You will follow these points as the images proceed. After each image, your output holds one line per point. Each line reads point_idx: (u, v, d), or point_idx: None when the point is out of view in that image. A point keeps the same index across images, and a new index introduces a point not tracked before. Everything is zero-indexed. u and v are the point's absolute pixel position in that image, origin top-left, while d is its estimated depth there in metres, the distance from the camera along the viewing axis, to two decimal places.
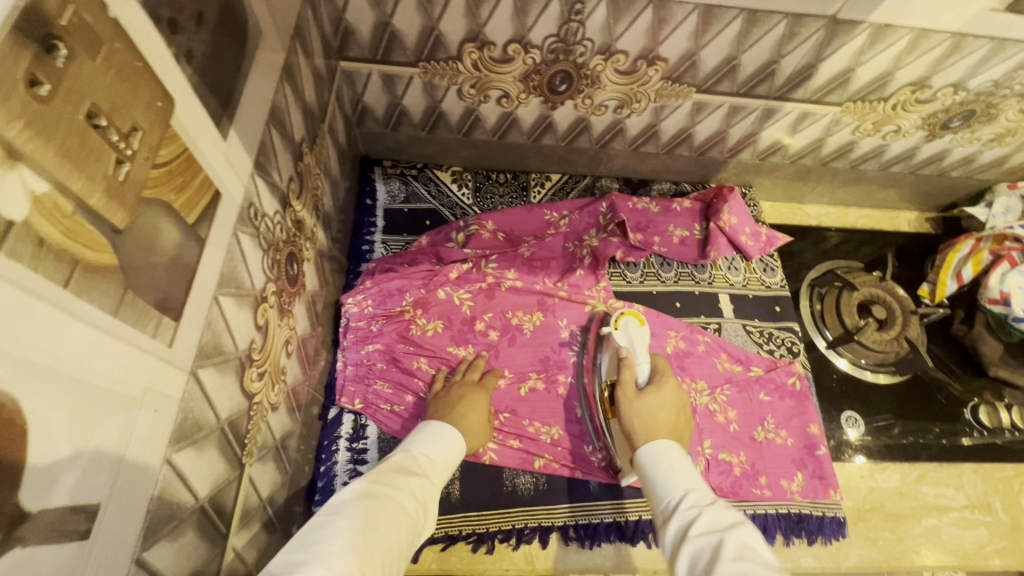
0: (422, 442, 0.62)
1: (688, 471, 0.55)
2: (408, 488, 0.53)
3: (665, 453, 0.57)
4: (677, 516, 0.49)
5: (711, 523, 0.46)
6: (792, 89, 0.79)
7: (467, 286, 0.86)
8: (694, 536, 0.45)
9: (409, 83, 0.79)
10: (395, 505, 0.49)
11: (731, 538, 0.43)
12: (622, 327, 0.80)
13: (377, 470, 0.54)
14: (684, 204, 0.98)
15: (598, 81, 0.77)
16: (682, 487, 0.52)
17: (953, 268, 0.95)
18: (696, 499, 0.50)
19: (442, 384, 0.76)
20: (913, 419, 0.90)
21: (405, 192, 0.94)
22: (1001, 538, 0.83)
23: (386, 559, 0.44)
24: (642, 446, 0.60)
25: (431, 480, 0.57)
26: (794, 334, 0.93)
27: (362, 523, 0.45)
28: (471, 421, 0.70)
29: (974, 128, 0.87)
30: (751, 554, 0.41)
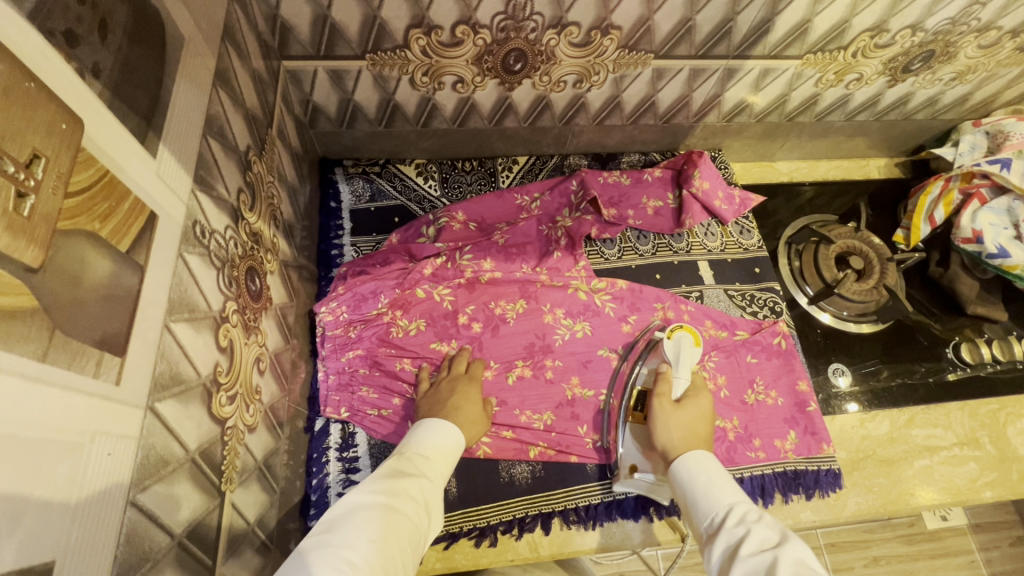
0: (416, 444, 0.62)
1: (728, 489, 0.58)
2: (407, 494, 0.53)
3: (703, 466, 0.62)
4: (726, 535, 0.52)
5: (761, 541, 0.49)
6: (751, 47, 0.77)
7: (445, 282, 0.85)
8: (745, 555, 0.48)
9: (358, 78, 0.75)
10: (394, 516, 0.50)
11: (785, 554, 0.46)
12: (675, 340, 0.79)
13: (373, 477, 0.54)
14: (655, 174, 0.98)
15: (553, 57, 0.75)
16: (726, 505, 0.56)
17: (925, 212, 0.95)
18: (743, 516, 0.54)
19: (428, 383, 0.76)
20: (900, 362, 0.92)
21: (370, 190, 0.92)
22: (990, 471, 0.83)
23: (389, 568, 0.45)
24: (677, 458, 0.65)
25: (430, 480, 0.58)
26: (776, 294, 0.92)
27: (361, 538, 0.46)
28: (469, 411, 0.71)
29: (934, 69, 0.86)
30: (807, 570, 0.44)
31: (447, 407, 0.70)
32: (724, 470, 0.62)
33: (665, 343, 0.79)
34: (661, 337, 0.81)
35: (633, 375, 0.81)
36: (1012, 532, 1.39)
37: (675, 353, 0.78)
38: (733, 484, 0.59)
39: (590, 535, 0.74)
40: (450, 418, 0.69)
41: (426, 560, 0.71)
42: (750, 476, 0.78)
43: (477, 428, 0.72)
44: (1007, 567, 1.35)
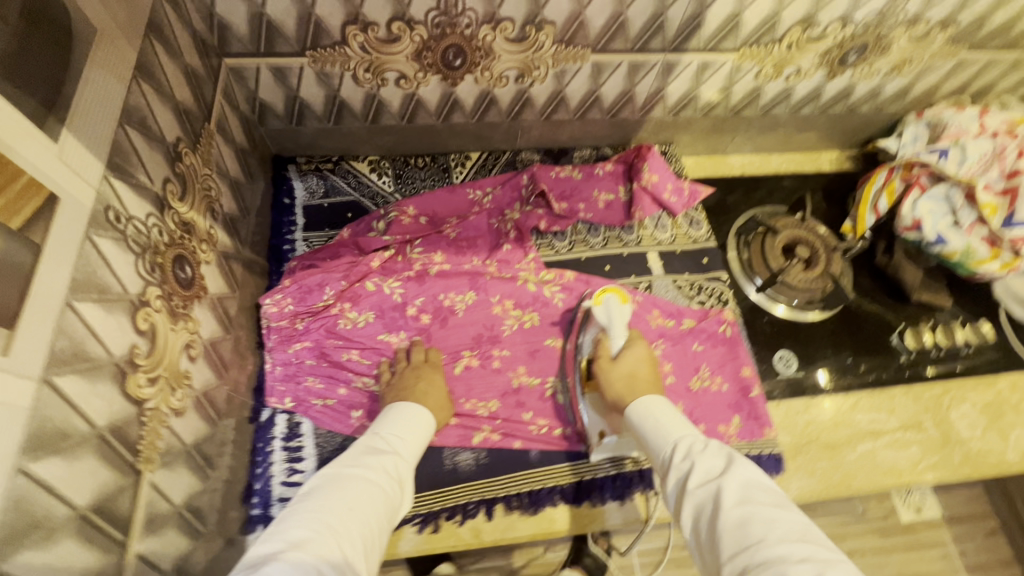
0: (388, 424, 0.65)
1: (672, 422, 0.61)
2: (381, 468, 0.57)
3: (648, 407, 0.64)
4: (674, 468, 0.55)
5: (707, 471, 0.52)
6: (685, 40, 0.79)
7: (394, 275, 0.86)
8: (693, 488, 0.52)
9: (301, 74, 0.77)
10: (369, 486, 0.54)
11: (729, 482, 0.50)
12: (604, 304, 0.80)
13: (348, 455, 0.58)
14: (606, 168, 1.00)
15: (491, 52, 0.77)
16: (672, 438, 0.58)
17: (870, 201, 0.97)
18: (688, 446, 0.56)
19: (391, 372, 0.78)
20: (873, 356, 0.93)
21: (324, 186, 0.94)
22: (933, 454, 0.85)
23: (368, 533, 0.50)
24: (629, 404, 0.68)
25: (404, 458, 0.61)
26: (723, 284, 0.94)
27: (338, 507, 0.50)
28: (436, 396, 0.74)
29: (870, 61, 0.88)
30: (750, 495, 0.49)
31: (414, 390, 0.73)
32: (669, 404, 0.65)
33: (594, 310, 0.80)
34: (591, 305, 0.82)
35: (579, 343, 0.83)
36: (986, 524, 1.40)
37: (604, 316, 0.79)
38: (678, 416, 0.62)
39: (532, 520, 0.75)
40: (421, 402, 0.72)
41: None
42: None
43: (444, 413, 0.75)
44: (981, 558, 1.37)
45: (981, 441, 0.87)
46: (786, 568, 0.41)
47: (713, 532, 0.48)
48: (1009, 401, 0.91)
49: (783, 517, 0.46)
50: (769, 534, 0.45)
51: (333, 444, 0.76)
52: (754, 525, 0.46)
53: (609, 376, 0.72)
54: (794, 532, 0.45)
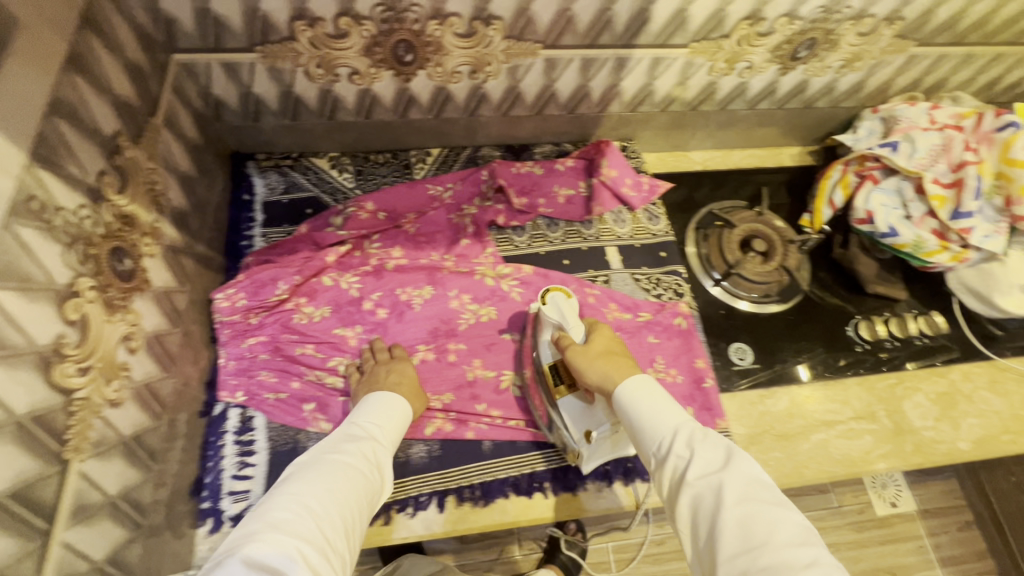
0: (365, 411, 0.68)
1: (669, 407, 0.58)
2: (358, 455, 0.61)
3: (641, 390, 0.61)
4: (671, 458, 0.54)
5: (708, 464, 0.52)
6: (634, 36, 0.80)
7: (352, 270, 0.87)
8: (693, 482, 0.51)
9: (252, 70, 0.78)
10: (348, 471, 0.58)
11: (733, 480, 0.50)
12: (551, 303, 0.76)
13: (328, 445, 0.62)
14: (567, 163, 1.01)
15: (441, 48, 0.78)
16: (669, 425, 0.56)
17: (826, 195, 0.98)
18: (686, 436, 0.55)
19: (359, 372, 0.78)
20: (846, 352, 0.94)
21: (284, 182, 0.94)
22: (886, 444, 0.87)
23: (346, 516, 0.54)
24: (620, 384, 0.63)
25: (382, 444, 0.65)
26: (680, 277, 0.95)
27: (319, 496, 0.54)
28: (410, 386, 0.75)
29: (821, 56, 0.90)
30: (752, 492, 0.49)
31: (386, 381, 0.74)
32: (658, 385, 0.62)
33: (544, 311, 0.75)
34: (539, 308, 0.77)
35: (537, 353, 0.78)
36: (961, 516, 1.44)
37: (556, 315, 0.75)
38: (670, 399, 0.60)
39: (483, 512, 0.75)
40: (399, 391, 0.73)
41: None
42: None
43: (419, 403, 0.76)
44: (955, 551, 1.41)
45: (934, 431, 0.88)
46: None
47: (713, 529, 0.48)
48: (962, 391, 0.92)
49: (783, 517, 0.47)
50: (773, 537, 0.46)
51: (286, 437, 0.76)
52: (757, 527, 0.46)
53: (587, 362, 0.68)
54: (797, 535, 0.46)
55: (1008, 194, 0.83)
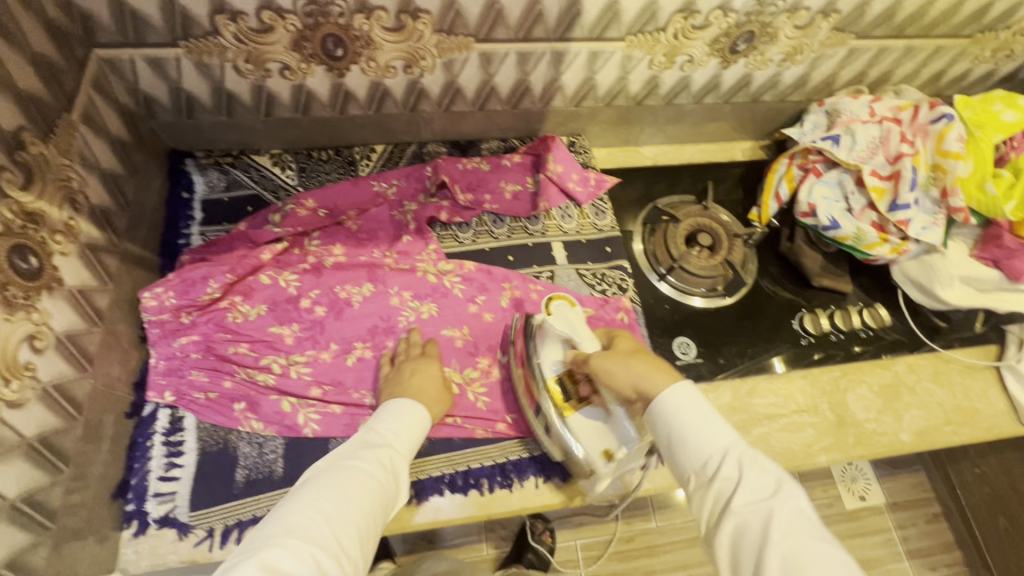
0: (385, 419, 0.68)
1: (717, 425, 0.58)
2: (376, 461, 0.62)
3: (687, 403, 0.59)
4: (717, 481, 0.54)
5: (755, 492, 0.52)
6: (568, 29, 0.80)
7: (290, 268, 0.86)
8: (738, 510, 0.51)
9: (179, 66, 0.76)
10: (365, 476, 0.59)
11: (781, 511, 0.50)
12: (557, 314, 0.76)
13: (349, 450, 0.62)
14: (514, 159, 1.00)
15: (372, 42, 0.77)
16: (718, 447, 0.56)
17: (772, 189, 0.98)
18: (735, 460, 0.55)
19: (390, 365, 0.80)
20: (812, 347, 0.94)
21: (225, 180, 0.93)
22: (828, 436, 0.87)
23: (363, 523, 0.55)
24: (659, 394, 0.61)
25: (399, 451, 0.65)
26: (624, 272, 0.94)
27: (339, 501, 0.55)
28: (430, 390, 0.75)
29: (761, 49, 0.90)
30: (799, 525, 0.49)
31: (409, 386, 0.74)
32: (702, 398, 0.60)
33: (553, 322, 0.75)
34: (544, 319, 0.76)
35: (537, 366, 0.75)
36: (928, 509, 1.59)
37: (565, 327, 0.74)
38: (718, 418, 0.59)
39: (416, 510, 0.74)
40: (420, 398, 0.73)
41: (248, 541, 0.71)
42: None
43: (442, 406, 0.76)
44: (923, 542, 1.55)
45: (876, 423, 0.89)
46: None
47: (757, 556, 0.48)
48: (906, 382, 0.93)
49: (830, 553, 0.47)
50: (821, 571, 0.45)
51: (217, 438, 0.75)
52: (804, 560, 0.46)
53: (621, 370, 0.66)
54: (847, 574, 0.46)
55: (943, 185, 0.84)
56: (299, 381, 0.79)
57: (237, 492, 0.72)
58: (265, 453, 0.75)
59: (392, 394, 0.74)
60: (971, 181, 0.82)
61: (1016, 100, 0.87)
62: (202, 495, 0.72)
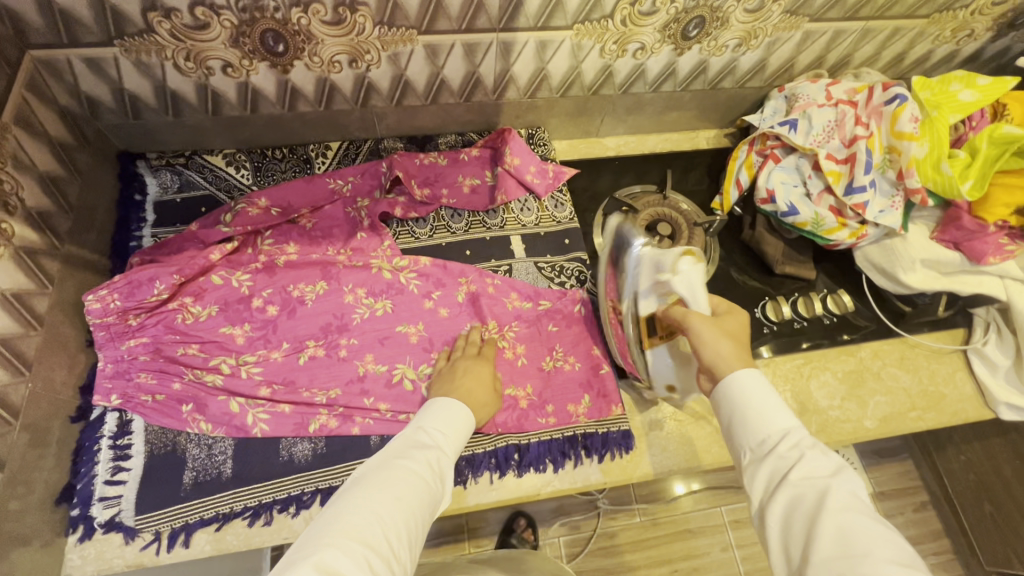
0: (432, 418, 0.67)
1: (781, 404, 0.54)
2: (425, 462, 0.61)
3: (755, 383, 0.56)
4: (772, 455, 0.51)
5: (815, 468, 0.48)
6: (512, 18, 0.78)
7: (243, 268, 0.85)
8: (794, 481, 0.48)
9: (118, 66, 0.76)
10: (415, 478, 0.58)
11: (840, 489, 0.46)
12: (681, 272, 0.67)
13: (399, 450, 0.62)
14: (471, 153, 0.99)
15: (312, 36, 0.76)
16: (781, 424, 0.52)
17: (733, 176, 0.97)
18: (796, 438, 0.51)
19: (446, 362, 0.81)
20: (779, 336, 0.92)
21: (178, 181, 0.92)
22: None
23: (411, 525, 0.54)
24: (734, 371, 0.58)
25: (446, 453, 0.64)
26: (583, 264, 0.93)
27: (387, 502, 0.54)
28: (480, 393, 0.75)
29: (713, 35, 0.89)
30: (860, 505, 0.45)
31: (459, 386, 0.74)
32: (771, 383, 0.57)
33: (671, 281, 0.67)
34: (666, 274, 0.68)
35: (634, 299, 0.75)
36: (915, 497, 1.58)
37: (682, 288, 0.66)
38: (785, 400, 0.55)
39: None
40: (461, 399, 0.73)
41: (195, 543, 0.70)
42: (537, 442, 0.79)
43: (488, 410, 0.75)
44: (910, 530, 1.54)
45: (840, 410, 0.87)
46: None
47: (809, 532, 0.45)
48: (870, 368, 0.92)
49: (894, 537, 0.43)
50: (882, 551, 0.42)
51: (165, 440, 0.74)
52: (863, 539, 0.42)
53: (707, 340, 0.61)
54: (905, 556, 0.42)
55: (899, 167, 0.83)
56: (250, 381, 0.78)
57: (184, 494, 0.72)
58: (214, 454, 0.74)
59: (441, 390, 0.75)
60: (928, 160, 0.80)
61: (975, 80, 0.85)
62: (149, 498, 0.71)
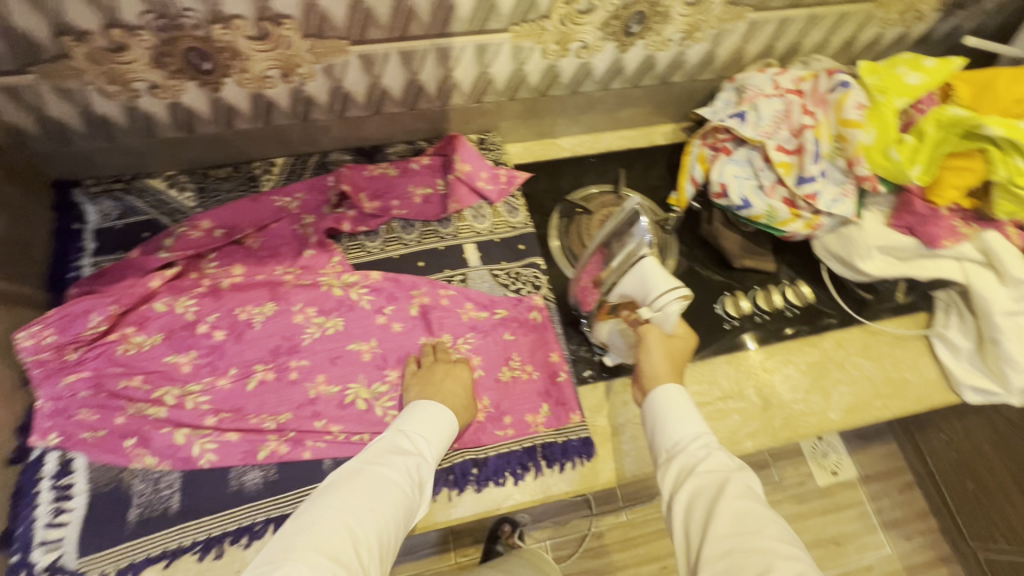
0: (415, 422, 0.70)
1: (693, 415, 0.66)
2: (402, 471, 0.64)
3: (679, 395, 0.68)
4: (685, 452, 0.62)
5: (719, 464, 0.60)
6: (445, 23, 0.77)
7: (186, 294, 0.83)
8: (701, 472, 0.60)
9: (39, 93, 0.73)
10: (389, 487, 0.62)
11: (737, 479, 0.58)
12: (667, 304, 0.68)
13: (378, 455, 0.65)
14: (422, 162, 0.97)
15: (239, 52, 0.74)
16: (695, 430, 0.64)
17: (687, 171, 0.96)
18: (705, 440, 0.63)
19: (418, 368, 0.80)
20: (739, 333, 0.91)
21: (119, 208, 0.89)
22: (754, 421, 0.85)
23: (381, 535, 0.58)
24: (659, 383, 0.70)
25: (426, 460, 0.68)
26: (538, 269, 0.92)
27: (359, 513, 0.58)
28: (460, 398, 0.76)
29: (656, 30, 0.87)
30: (749, 493, 0.58)
31: (442, 390, 0.75)
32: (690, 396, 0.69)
33: (657, 310, 0.69)
34: (654, 301, 0.69)
35: (609, 283, 0.75)
36: (902, 478, 1.57)
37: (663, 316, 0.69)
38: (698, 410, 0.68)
39: None
40: (445, 403, 0.74)
41: None
42: (495, 455, 0.78)
43: (466, 413, 0.76)
44: (898, 513, 1.52)
45: (804, 403, 0.86)
46: (775, 560, 0.51)
47: (710, 512, 0.56)
48: (834, 359, 0.91)
49: (772, 518, 0.55)
50: (762, 528, 0.54)
51: (108, 478, 0.72)
52: (749, 520, 0.54)
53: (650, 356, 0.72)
54: (780, 532, 0.54)
55: (847, 155, 0.82)
56: (195, 411, 0.76)
57: (130, 532, 0.69)
58: (160, 489, 0.72)
59: (422, 391, 0.76)
60: (877, 148, 0.80)
61: (922, 63, 0.84)
62: (92, 539, 0.68)
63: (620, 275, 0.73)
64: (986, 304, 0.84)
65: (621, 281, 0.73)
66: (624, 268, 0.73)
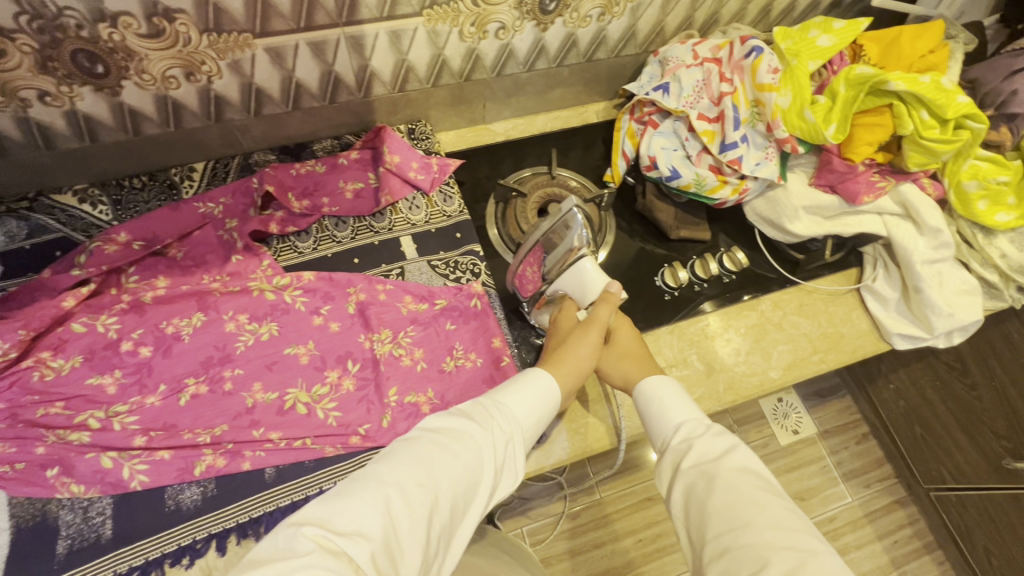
0: (496, 397, 0.65)
1: (676, 408, 0.69)
2: (472, 441, 0.58)
3: (656, 387, 0.72)
4: (673, 448, 0.65)
5: (703, 454, 0.62)
6: (352, 11, 0.74)
7: (106, 312, 0.79)
8: (688, 467, 0.62)
9: None
10: (450, 455, 0.56)
11: (723, 466, 0.60)
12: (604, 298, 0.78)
13: (448, 420, 0.60)
14: (350, 156, 0.95)
15: (133, 52, 0.70)
16: (675, 421, 0.67)
17: (618, 147, 0.97)
18: (687, 431, 0.65)
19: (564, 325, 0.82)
20: (681, 302, 0.93)
21: (27, 227, 0.83)
22: (699, 387, 0.86)
23: (431, 511, 0.51)
24: (640, 383, 0.74)
25: (503, 436, 0.61)
26: (477, 256, 0.91)
27: (406, 481, 0.52)
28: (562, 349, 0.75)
29: (572, 6, 0.87)
30: (738, 477, 0.58)
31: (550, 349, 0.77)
32: (672, 383, 0.73)
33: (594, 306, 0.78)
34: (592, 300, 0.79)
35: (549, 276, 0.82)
36: (858, 430, 1.63)
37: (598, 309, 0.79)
38: (680, 399, 0.70)
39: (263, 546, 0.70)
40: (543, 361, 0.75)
41: None
42: None
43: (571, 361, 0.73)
44: (856, 463, 1.59)
45: (746, 364, 0.89)
46: (770, 552, 0.51)
47: (705, 510, 0.57)
48: (772, 319, 0.93)
49: (765, 501, 0.56)
50: (756, 518, 0.54)
51: (33, 511, 0.68)
52: (742, 510, 0.55)
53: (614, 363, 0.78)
54: (776, 520, 0.54)
55: (766, 119, 0.84)
56: (123, 432, 0.73)
57: (59, 566, 0.66)
58: (91, 517, 0.69)
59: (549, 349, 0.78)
60: (793, 110, 0.81)
61: (832, 24, 0.85)
62: None
63: (557, 272, 0.80)
64: (908, 254, 0.88)
65: (559, 275, 0.80)
66: (562, 265, 0.80)
